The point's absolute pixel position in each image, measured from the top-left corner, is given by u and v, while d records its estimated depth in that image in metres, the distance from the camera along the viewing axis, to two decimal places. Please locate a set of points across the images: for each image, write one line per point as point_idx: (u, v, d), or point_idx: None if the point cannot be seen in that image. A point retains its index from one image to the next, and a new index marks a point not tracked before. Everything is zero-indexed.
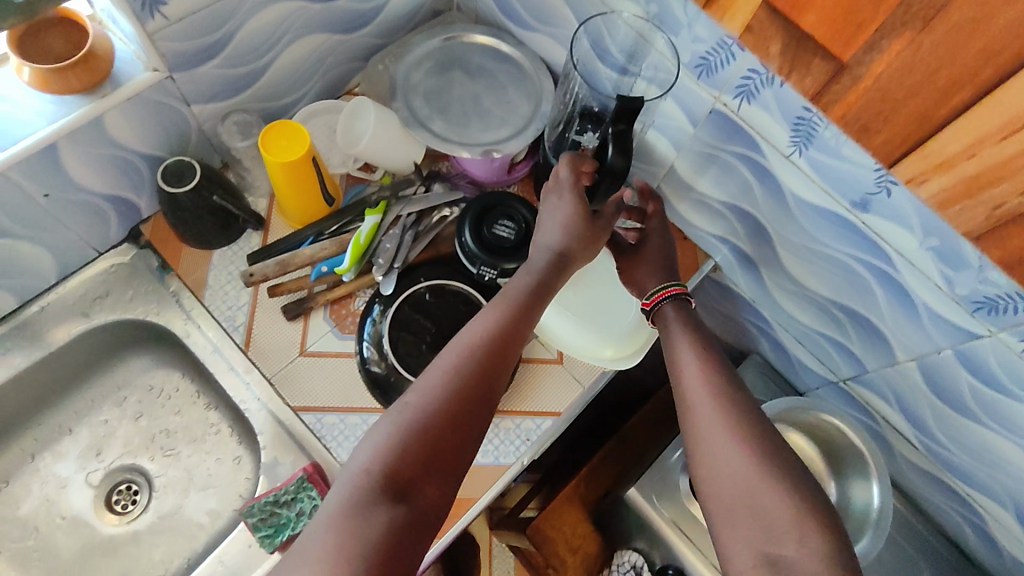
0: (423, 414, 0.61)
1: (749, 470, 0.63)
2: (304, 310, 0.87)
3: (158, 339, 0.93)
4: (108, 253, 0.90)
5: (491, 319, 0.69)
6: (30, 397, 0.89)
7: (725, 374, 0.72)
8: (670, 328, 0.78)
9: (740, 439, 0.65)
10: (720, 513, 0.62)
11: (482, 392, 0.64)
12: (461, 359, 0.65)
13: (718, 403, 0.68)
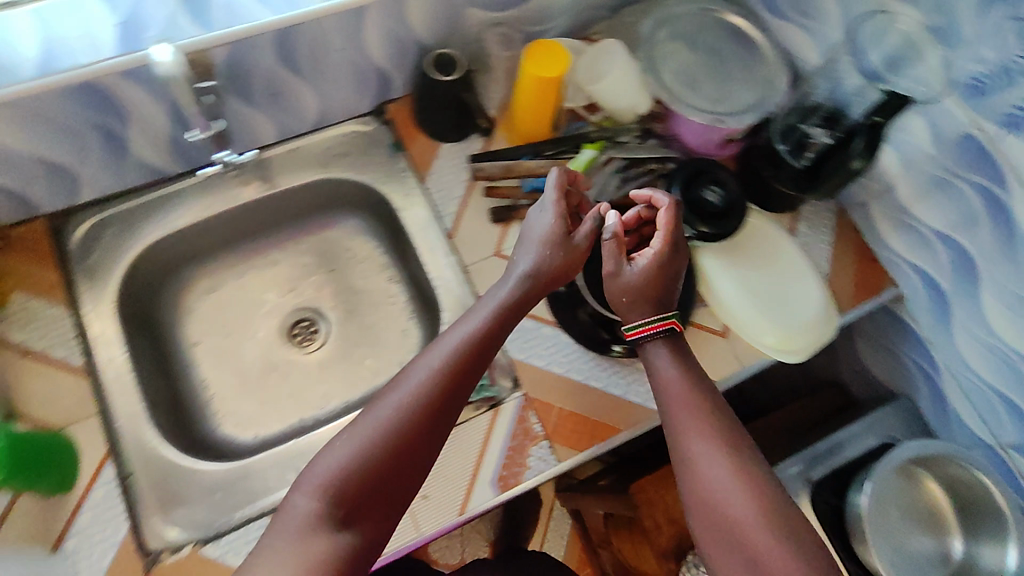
0: (376, 440, 0.66)
1: (741, 520, 0.67)
2: (509, 217, 0.94)
3: (370, 206, 1.03)
4: (356, 120, 1.00)
5: (439, 355, 0.72)
6: (257, 223, 1.01)
7: (715, 408, 0.74)
8: (655, 364, 0.78)
9: (735, 481, 0.69)
10: (715, 544, 0.68)
11: (433, 420, 0.68)
12: (404, 394, 0.69)
13: (707, 442, 0.71)
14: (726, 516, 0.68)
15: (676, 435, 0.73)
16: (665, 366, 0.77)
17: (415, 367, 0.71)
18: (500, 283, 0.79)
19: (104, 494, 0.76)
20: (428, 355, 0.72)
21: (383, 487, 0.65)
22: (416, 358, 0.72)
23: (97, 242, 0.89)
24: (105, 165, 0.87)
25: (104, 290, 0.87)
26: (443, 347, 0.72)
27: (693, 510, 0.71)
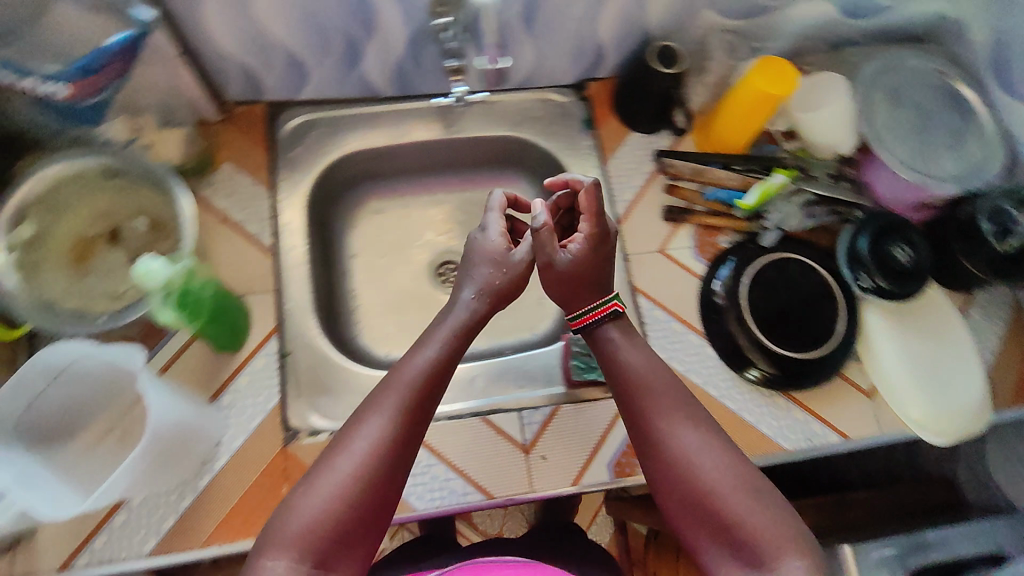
0: (343, 486, 0.58)
1: (729, 498, 0.60)
2: (683, 218, 0.93)
3: (542, 174, 1.04)
4: (556, 89, 1.02)
5: (400, 395, 0.63)
6: (433, 161, 1.04)
7: (616, 360, 0.71)
8: (606, 352, 0.72)
9: (719, 458, 0.62)
10: (691, 527, 0.61)
11: (399, 458, 0.61)
12: (367, 439, 0.60)
13: (658, 415, 0.66)
14: (693, 491, 0.61)
15: (634, 418, 0.68)
16: (626, 346, 0.72)
17: (372, 409, 0.63)
18: (451, 313, 0.73)
19: (265, 364, 0.82)
20: (384, 396, 0.63)
21: (358, 528, 0.58)
22: (370, 399, 0.64)
23: (302, 138, 0.95)
24: (329, 69, 0.91)
25: (297, 184, 0.93)
26: (400, 387, 0.64)
27: (659, 492, 0.64)
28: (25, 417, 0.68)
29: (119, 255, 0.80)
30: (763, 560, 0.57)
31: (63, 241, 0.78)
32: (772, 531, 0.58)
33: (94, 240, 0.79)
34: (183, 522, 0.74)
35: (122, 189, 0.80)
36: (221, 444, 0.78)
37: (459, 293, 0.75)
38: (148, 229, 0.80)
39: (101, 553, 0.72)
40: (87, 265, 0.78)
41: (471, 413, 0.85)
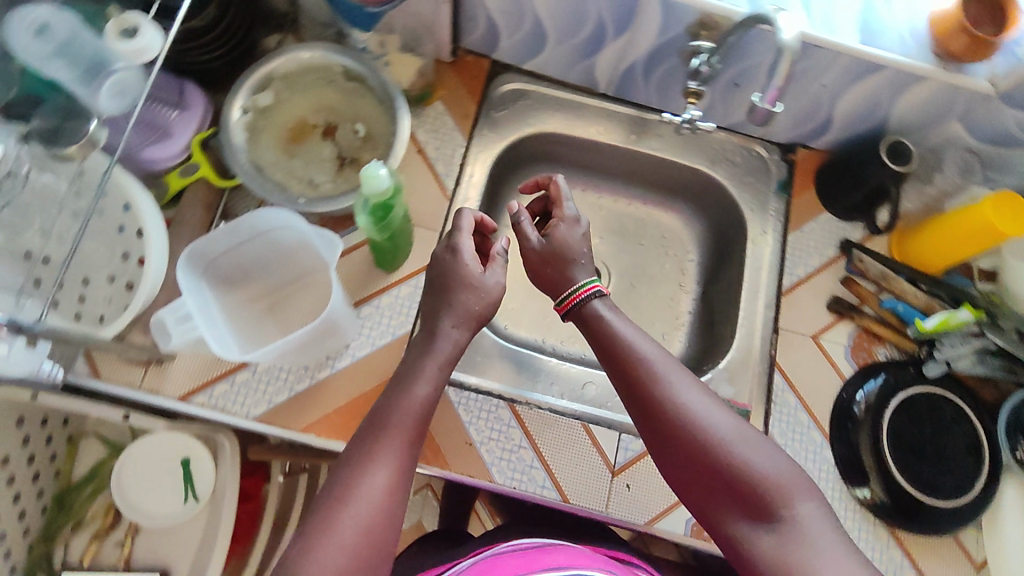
0: (344, 538, 0.54)
1: (738, 457, 0.60)
2: (848, 314, 0.89)
3: (715, 217, 1.03)
4: (764, 143, 0.99)
5: (397, 439, 0.60)
6: (614, 167, 1.05)
7: (603, 320, 0.70)
8: (596, 326, 0.70)
9: (723, 412, 0.63)
10: (698, 486, 0.62)
11: (397, 509, 0.58)
12: (368, 495, 0.57)
13: (644, 370, 0.65)
14: (696, 447, 0.61)
15: (623, 382, 0.67)
16: (608, 311, 0.71)
17: (367, 459, 0.59)
18: (438, 347, 0.66)
19: (408, 294, 0.85)
20: (384, 442, 0.60)
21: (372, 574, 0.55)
22: (360, 453, 0.59)
23: (511, 105, 0.99)
24: (564, 52, 0.92)
25: (492, 145, 0.96)
26: (397, 430, 0.61)
27: (660, 453, 0.64)
28: (221, 258, 0.72)
29: (324, 148, 0.85)
30: (775, 512, 0.58)
31: (286, 119, 0.85)
32: (778, 476, 0.60)
33: (310, 127, 0.86)
34: (293, 402, 0.79)
35: (351, 93, 0.86)
36: (347, 348, 0.82)
37: (439, 332, 0.67)
38: (358, 136, 0.86)
39: (217, 400, 0.78)
40: (296, 146, 0.85)
41: (574, 416, 0.84)
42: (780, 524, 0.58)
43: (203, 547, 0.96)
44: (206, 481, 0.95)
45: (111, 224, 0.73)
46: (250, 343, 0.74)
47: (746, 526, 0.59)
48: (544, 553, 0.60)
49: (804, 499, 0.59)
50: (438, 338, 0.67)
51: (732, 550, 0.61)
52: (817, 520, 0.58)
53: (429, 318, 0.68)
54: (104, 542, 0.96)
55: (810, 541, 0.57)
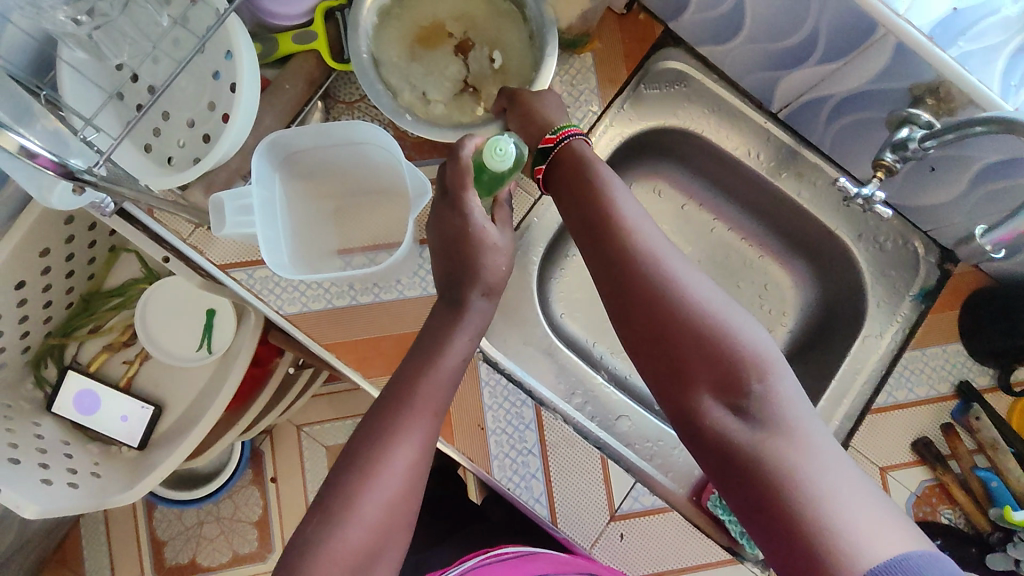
0: (372, 501, 0.55)
1: (706, 318, 0.55)
2: (930, 462, 0.78)
3: (834, 294, 0.90)
4: (925, 239, 0.85)
5: (420, 410, 0.60)
6: (747, 194, 0.91)
7: (582, 160, 0.65)
8: (574, 173, 0.65)
9: (695, 273, 0.58)
10: (662, 351, 0.57)
11: (420, 481, 0.59)
12: (394, 469, 0.57)
13: (616, 209, 0.61)
14: (669, 301, 0.56)
15: (595, 226, 0.61)
16: (588, 150, 0.66)
17: (390, 429, 0.59)
18: (466, 321, 0.64)
19: None
20: (411, 417, 0.60)
21: (393, 541, 0.56)
22: (385, 423, 0.59)
23: (666, 86, 0.86)
24: (751, 53, 0.77)
25: (627, 125, 0.86)
26: (420, 402, 0.60)
27: (624, 313, 0.59)
28: (302, 154, 0.66)
29: (451, 63, 0.74)
30: (746, 386, 0.53)
31: (423, 16, 0.74)
32: (747, 338, 0.55)
33: (445, 34, 0.74)
34: (327, 315, 0.74)
35: (503, 12, 0.74)
36: (397, 283, 0.75)
37: (466, 304, 0.64)
38: (491, 65, 0.75)
39: (254, 282, 0.74)
40: (422, 50, 0.74)
41: (597, 444, 0.77)
42: (745, 397, 0.53)
43: (198, 398, 0.96)
44: (224, 338, 0.96)
45: (208, 67, 0.68)
46: (301, 245, 0.69)
47: (714, 403, 0.54)
48: (523, 561, 0.71)
49: (779, 373, 0.54)
50: (451, 337, 0.63)
51: (695, 428, 0.55)
52: (789, 394, 0.53)
53: (451, 287, 0.65)
54: (113, 355, 0.98)
55: (776, 415, 0.52)
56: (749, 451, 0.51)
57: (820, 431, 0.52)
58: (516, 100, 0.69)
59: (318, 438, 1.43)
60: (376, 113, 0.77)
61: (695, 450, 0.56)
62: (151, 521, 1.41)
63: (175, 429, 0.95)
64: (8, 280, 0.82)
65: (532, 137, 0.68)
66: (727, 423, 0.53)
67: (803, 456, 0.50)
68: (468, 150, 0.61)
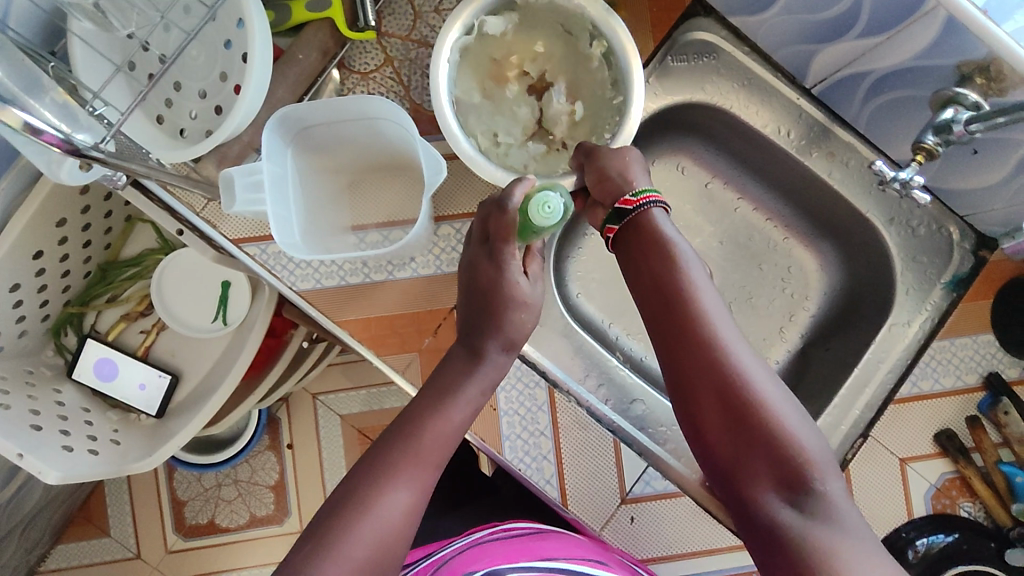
0: (356, 546, 0.54)
1: (775, 419, 0.56)
2: (953, 455, 0.76)
3: (861, 278, 0.87)
4: (960, 225, 0.82)
5: (418, 459, 0.59)
6: (776, 174, 0.88)
7: (660, 234, 0.64)
8: (648, 246, 0.64)
9: (765, 370, 0.59)
10: (727, 441, 0.58)
11: (410, 529, 0.57)
12: (386, 514, 0.56)
13: (693, 294, 0.61)
14: (740, 397, 0.56)
15: (668, 308, 0.61)
16: (666, 224, 0.65)
17: (387, 475, 0.58)
18: (480, 372, 0.64)
19: None
20: (412, 462, 0.59)
21: None
22: (385, 466, 0.58)
23: (694, 59, 0.82)
24: (786, 25, 0.73)
25: (652, 100, 0.83)
26: (419, 451, 0.60)
27: (691, 399, 0.59)
28: (315, 129, 0.64)
29: (525, 106, 0.76)
30: (811, 488, 0.54)
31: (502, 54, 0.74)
32: (810, 441, 0.56)
33: (519, 73, 0.76)
34: (340, 292, 0.74)
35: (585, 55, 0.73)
36: (411, 261, 0.74)
37: (484, 355, 0.64)
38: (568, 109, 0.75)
39: (267, 258, 0.73)
40: (497, 88, 0.75)
41: (609, 427, 0.76)
42: (807, 498, 0.54)
43: (213, 368, 0.97)
44: (239, 309, 0.96)
45: (220, 36, 0.67)
46: (315, 226, 0.67)
47: (774, 498, 0.55)
48: (531, 540, 0.73)
49: (836, 477, 0.55)
50: (462, 389, 0.63)
51: (752, 517, 0.56)
52: (843, 497, 0.55)
53: (470, 333, 0.65)
54: (131, 324, 0.99)
55: (833, 517, 0.53)
56: (802, 549, 0.52)
57: (868, 533, 0.54)
58: (594, 155, 0.67)
59: (334, 407, 1.44)
60: (390, 87, 0.75)
61: (747, 535, 0.57)
62: (172, 481, 1.45)
63: (192, 399, 0.96)
64: (25, 249, 0.82)
65: (607, 196, 0.67)
66: (786, 519, 0.54)
67: (858, 563, 0.51)
68: (515, 200, 0.61)
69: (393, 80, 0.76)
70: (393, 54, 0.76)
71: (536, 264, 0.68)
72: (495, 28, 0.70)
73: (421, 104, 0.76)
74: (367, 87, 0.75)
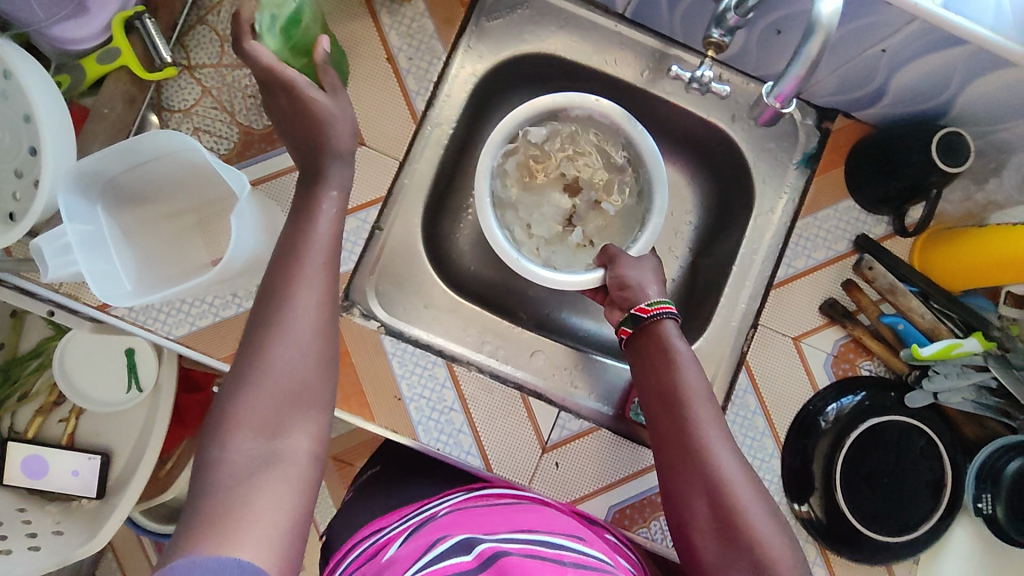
0: (281, 360, 0.53)
1: (752, 535, 0.55)
2: (840, 321, 0.80)
3: (726, 179, 0.89)
4: (800, 103, 0.84)
5: (315, 258, 0.57)
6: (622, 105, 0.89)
7: (666, 349, 0.66)
8: (651, 359, 0.66)
9: (753, 485, 0.58)
10: (709, 545, 0.57)
11: (332, 330, 0.56)
12: (298, 316, 0.55)
13: (692, 405, 0.61)
14: (723, 505, 0.57)
15: (668, 413, 0.63)
16: (677, 338, 0.66)
17: (287, 284, 0.56)
18: (339, 167, 0.63)
19: (354, 229, 0.77)
20: (300, 268, 0.57)
21: (310, 402, 0.53)
22: (276, 277, 0.56)
23: (507, 13, 0.82)
24: None
25: (479, 62, 0.82)
26: (312, 249, 0.58)
27: (684, 499, 0.60)
28: (120, 178, 0.60)
29: (558, 200, 0.84)
30: None
31: (542, 157, 0.84)
32: (787, 565, 0.54)
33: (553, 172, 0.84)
34: (217, 328, 0.74)
35: (617, 159, 0.82)
36: None
37: (324, 168, 0.62)
38: (598, 209, 0.83)
39: (136, 314, 0.73)
40: (534, 184, 0.83)
41: (515, 384, 0.79)
42: None
43: (143, 436, 0.97)
44: (150, 373, 0.96)
45: (14, 111, 0.66)
46: (154, 265, 0.64)
47: None
48: (515, 511, 0.65)
49: None
50: (326, 188, 0.61)
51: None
52: None
53: (305, 154, 0.63)
54: (49, 417, 0.98)
55: None
56: None
57: None
58: (618, 262, 0.73)
59: None
60: (215, 117, 0.75)
61: None
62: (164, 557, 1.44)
63: (128, 472, 0.96)
64: None
65: (624, 303, 0.72)
66: None
67: None
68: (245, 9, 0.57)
69: (216, 110, 0.75)
70: (209, 84, 0.75)
71: (331, 72, 0.61)
72: (538, 134, 0.80)
73: (249, 125, 0.76)
74: (191, 124, 0.75)
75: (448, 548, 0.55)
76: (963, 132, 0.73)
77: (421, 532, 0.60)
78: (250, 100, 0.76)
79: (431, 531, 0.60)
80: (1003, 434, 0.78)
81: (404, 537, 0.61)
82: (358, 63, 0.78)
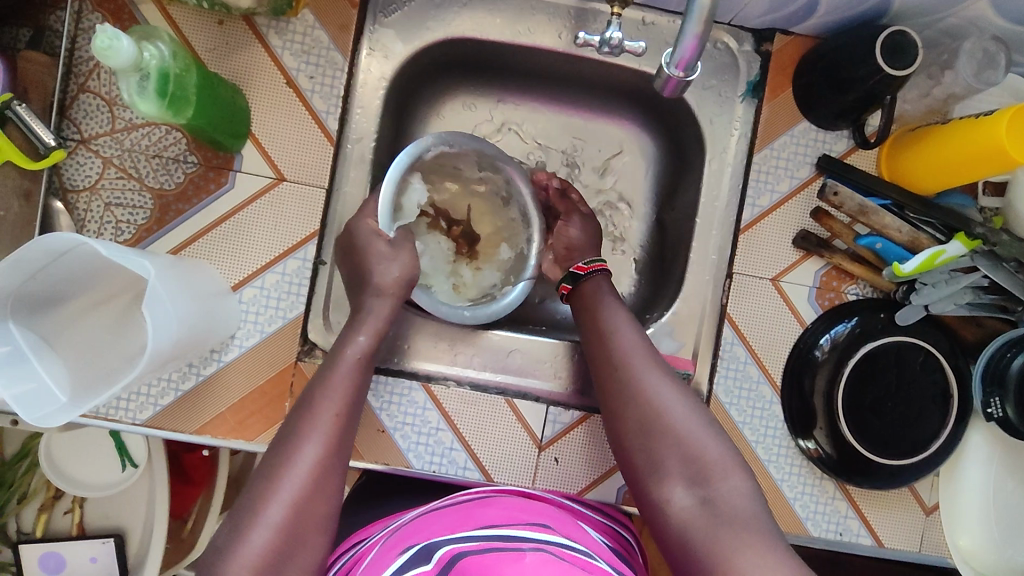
0: (288, 483, 0.55)
1: (679, 425, 0.59)
2: (816, 251, 0.77)
3: (674, 125, 0.83)
4: (734, 30, 0.79)
5: (335, 398, 0.61)
6: (548, 72, 0.83)
7: (596, 295, 0.72)
8: (585, 302, 0.72)
9: (678, 390, 0.63)
10: (639, 443, 0.61)
11: (339, 463, 0.59)
12: (307, 458, 0.57)
13: (614, 334, 0.67)
14: (651, 406, 0.61)
15: (598, 341, 0.68)
16: (607, 288, 0.73)
17: (306, 417, 0.60)
18: (369, 287, 0.69)
19: (296, 269, 0.73)
20: (311, 411, 0.60)
21: (307, 536, 0.55)
22: (281, 447, 0.58)
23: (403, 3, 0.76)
24: None
25: (385, 63, 0.76)
26: (330, 390, 0.61)
27: (617, 415, 0.63)
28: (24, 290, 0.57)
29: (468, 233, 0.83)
30: (709, 477, 0.56)
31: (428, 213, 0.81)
32: (712, 449, 0.58)
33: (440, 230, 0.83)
34: (180, 403, 0.71)
35: (496, 195, 0.83)
36: (234, 339, 0.72)
37: (364, 306, 0.68)
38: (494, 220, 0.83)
39: (97, 407, 0.71)
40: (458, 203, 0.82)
41: (498, 390, 0.77)
42: (708, 487, 0.56)
43: (150, 511, 0.96)
44: (140, 446, 0.94)
45: None
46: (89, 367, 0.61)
47: (675, 490, 0.57)
48: (482, 506, 0.62)
49: (733, 475, 0.57)
50: (352, 334, 0.66)
51: (659, 518, 0.58)
52: (741, 494, 0.56)
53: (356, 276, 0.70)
54: (53, 511, 0.97)
55: (726, 509, 0.54)
56: (698, 533, 0.54)
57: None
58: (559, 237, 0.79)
59: None
60: (123, 186, 0.71)
61: (657, 534, 0.59)
62: None
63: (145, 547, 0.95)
64: None
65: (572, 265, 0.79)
66: (688, 509, 0.56)
67: (737, 541, 0.52)
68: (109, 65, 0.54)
69: (122, 178, 0.71)
70: (109, 154, 0.71)
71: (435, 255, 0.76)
72: (419, 197, 0.77)
73: (161, 187, 0.71)
74: (101, 200, 0.71)
75: (408, 558, 0.52)
76: (905, 28, 0.67)
77: (391, 539, 0.57)
78: (155, 161, 0.71)
79: (402, 537, 0.56)
80: (1004, 330, 0.76)
81: (379, 545, 0.57)
82: (257, 97, 0.72)
